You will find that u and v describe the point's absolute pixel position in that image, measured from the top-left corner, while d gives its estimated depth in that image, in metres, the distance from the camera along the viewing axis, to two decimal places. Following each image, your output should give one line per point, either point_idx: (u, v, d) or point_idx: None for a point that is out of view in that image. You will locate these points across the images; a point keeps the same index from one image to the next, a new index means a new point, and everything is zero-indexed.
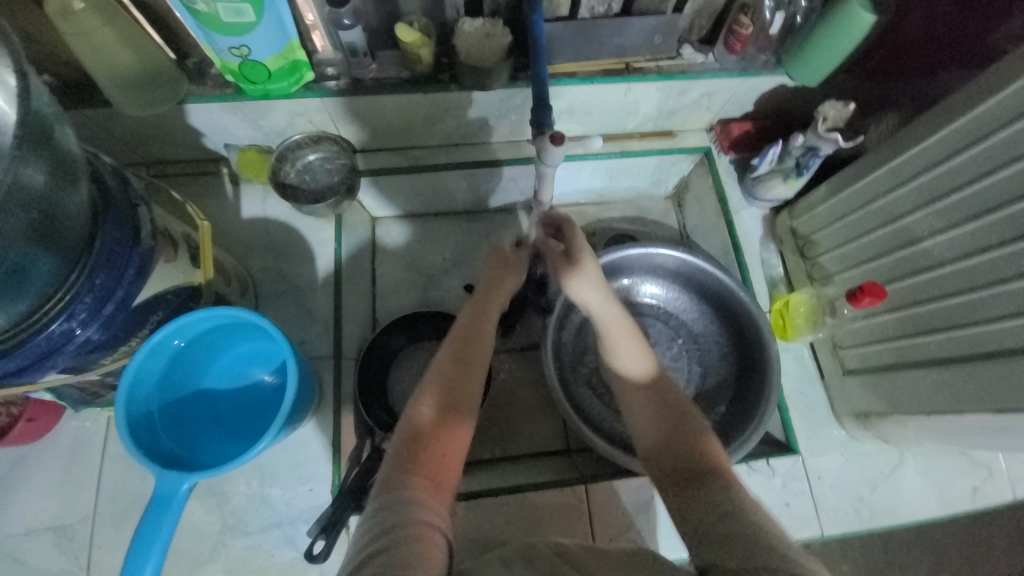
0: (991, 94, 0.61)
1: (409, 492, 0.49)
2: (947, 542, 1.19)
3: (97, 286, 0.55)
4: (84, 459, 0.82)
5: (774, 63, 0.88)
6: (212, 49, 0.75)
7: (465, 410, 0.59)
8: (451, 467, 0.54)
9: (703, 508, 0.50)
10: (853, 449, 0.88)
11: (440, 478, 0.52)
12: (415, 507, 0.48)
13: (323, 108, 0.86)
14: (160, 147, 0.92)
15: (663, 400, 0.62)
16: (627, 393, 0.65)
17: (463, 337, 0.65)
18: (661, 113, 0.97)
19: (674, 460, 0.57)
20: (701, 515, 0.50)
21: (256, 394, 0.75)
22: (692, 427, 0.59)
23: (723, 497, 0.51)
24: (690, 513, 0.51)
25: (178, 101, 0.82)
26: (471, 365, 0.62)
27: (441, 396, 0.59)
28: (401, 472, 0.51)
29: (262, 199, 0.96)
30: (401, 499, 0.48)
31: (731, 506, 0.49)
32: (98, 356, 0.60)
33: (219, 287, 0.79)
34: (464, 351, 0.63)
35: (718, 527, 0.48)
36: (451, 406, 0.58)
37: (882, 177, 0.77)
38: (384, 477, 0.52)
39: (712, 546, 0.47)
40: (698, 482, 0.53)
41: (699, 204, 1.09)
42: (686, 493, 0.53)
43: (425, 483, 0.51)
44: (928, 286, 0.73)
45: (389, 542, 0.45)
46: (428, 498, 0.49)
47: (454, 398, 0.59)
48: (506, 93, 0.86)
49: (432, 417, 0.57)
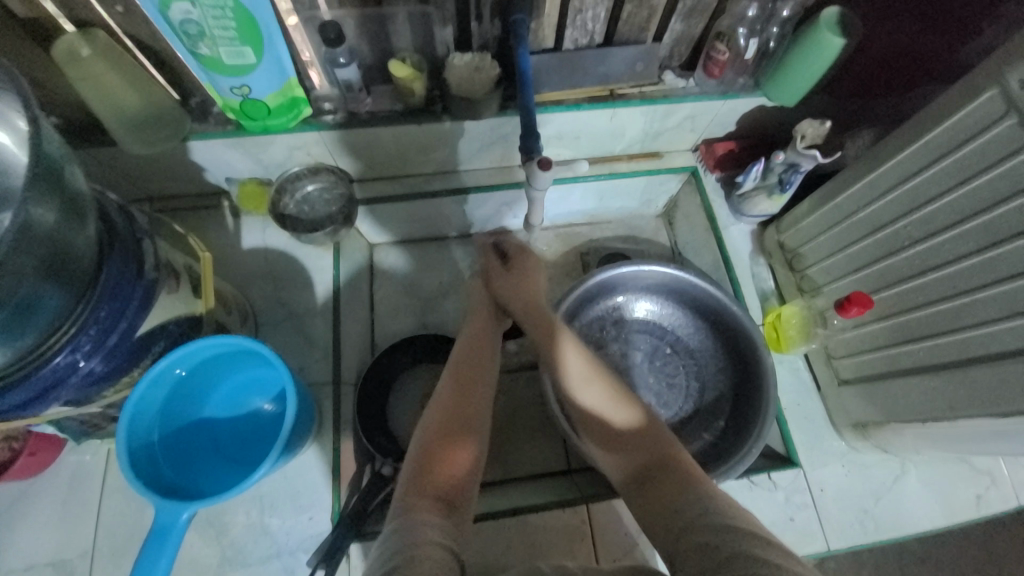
0: (959, 108, 0.65)
1: (418, 512, 0.49)
2: (960, 554, 1.17)
3: (101, 318, 0.56)
4: (84, 494, 0.81)
5: (752, 86, 0.92)
6: (215, 89, 0.78)
7: (470, 431, 0.59)
8: (458, 488, 0.54)
9: (676, 523, 0.52)
10: (854, 460, 0.88)
11: (451, 497, 0.53)
12: (424, 529, 0.48)
13: (321, 141, 0.90)
14: (163, 183, 0.95)
15: (638, 421, 0.64)
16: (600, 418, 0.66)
17: (462, 361, 0.65)
18: (647, 136, 1.00)
19: (650, 475, 0.59)
20: (679, 528, 0.51)
21: (255, 422, 0.75)
22: (669, 446, 0.61)
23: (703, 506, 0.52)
24: (666, 529, 0.53)
25: (182, 139, 0.85)
26: (473, 387, 0.63)
27: (445, 418, 0.59)
28: (411, 492, 0.52)
29: (262, 229, 0.99)
30: (411, 520, 0.48)
31: (704, 513, 0.51)
32: (101, 388, 0.61)
33: (220, 316, 0.80)
34: (467, 374, 0.64)
35: (690, 538, 0.49)
36: (456, 427, 0.59)
37: (862, 190, 0.80)
38: (399, 500, 0.52)
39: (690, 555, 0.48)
40: (674, 496, 0.55)
41: (688, 221, 1.11)
42: (661, 507, 0.55)
43: (435, 506, 0.51)
44: (913, 294, 0.75)
45: (399, 562, 0.44)
46: (439, 519, 0.50)
47: (459, 422, 0.59)
48: (496, 122, 0.89)
49: (435, 438, 0.57)
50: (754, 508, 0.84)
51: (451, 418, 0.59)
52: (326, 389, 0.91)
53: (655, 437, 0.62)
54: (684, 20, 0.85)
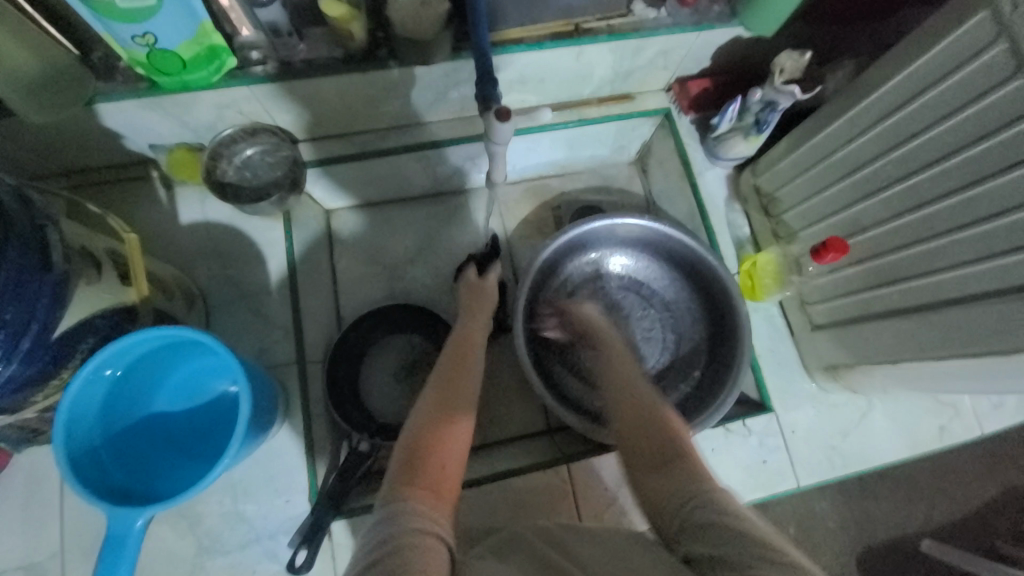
0: (945, 35, 0.60)
1: (407, 499, 0.47)
2: (917, 473, 1.25)
3: (8, 321, 0.49)
4: (42, 496, 0.77)
5: (729, 14, 0.84)
6: (114, 40, 0.67)
7: (459, 417, 0.57)
8: (452, 473, 0.52)
9: (675, 508, 0.50)
10: (823, 401, 0.90)
11: (444, 486, 0.50)
12: (412, 517, 0.46)
13: (251, 97, 0.79)
14: (76, 154, 0.84)
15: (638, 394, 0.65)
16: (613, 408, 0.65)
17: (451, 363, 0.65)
18: (617, 76, 0.93)
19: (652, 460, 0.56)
20: (681, 507, 0.50)
21: (215, 409, 0.71)
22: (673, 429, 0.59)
23: (700, 485, 0.51)
24: (665, 514, 0.51)
25: (86, 102, 0.74)
26: (461, 381, 0.62)
27: (434, 406, 0.58)
28: (399, 480, 0.50)
29: (201, 202, 0.90)
30: (400, 508, 0.46)
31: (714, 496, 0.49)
32: (28, 394, 0.56)
33: (161, 303, 0.74)
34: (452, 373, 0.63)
35: (690, 519, 0.48)
36: (443, 416, 0.56)
37: (842, 128, 0.75)
38: (387, 490, 0.49)
39: (690, 535, 0.47)
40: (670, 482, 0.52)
41: (663, 168, 1.06)
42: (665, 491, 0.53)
43: (427, 493, 0.48)
44: (889, 237, 0.73)
45: (387, 552, 0.43)
46: (429, 507, 0.47)
47: (450, 410, 0.58)
48: (450, 67, 0.80)
49: (427, 423, 0.55)
50: (728, 453, 0.87)
51: (443, 405, 0.58)
52: (292, 368, 0.87)
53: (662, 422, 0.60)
54: None
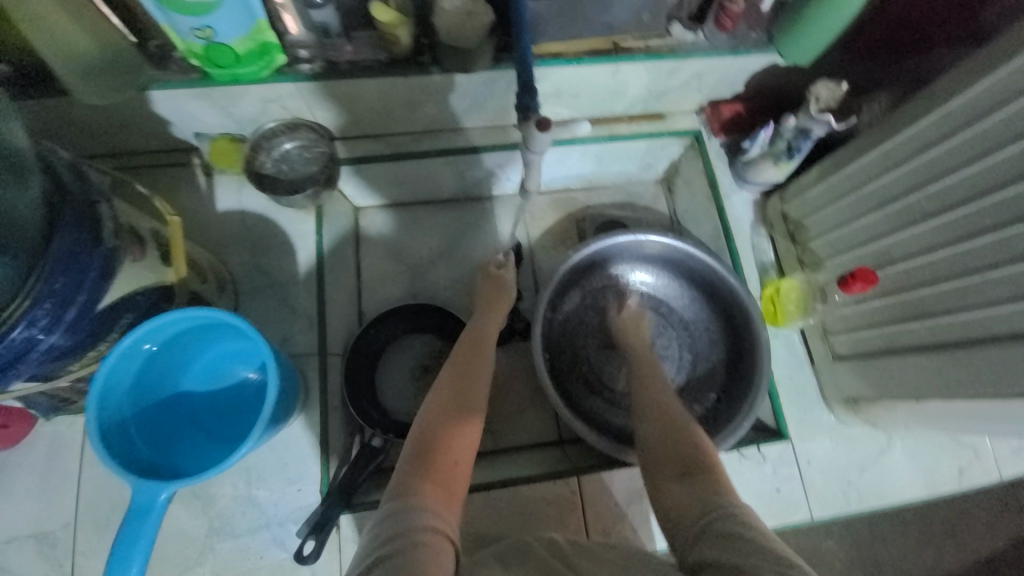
0: (987, 75, 0.60)
1: (418, 494, 0.48)
2: (933, 518, 1.22)
3: (58, 291, 0.51)
4: (63, 465, 0.79)
5: (765, 41, 0.85)
6: (173, 32, 0.70)
7: (466, 414, 0.59)
8: (460, 474, 0.53)
9: (697, 513, 0.50)
10: (842, 433, 0.88)
11: (454, 486, 0.51)
12: (421, 512, 0.46)
13: (296, 94, 0.82)
14: (125, 137, 0.87)
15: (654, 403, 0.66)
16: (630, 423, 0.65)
17: (460, 364, 0.66)
18: (651, 95, 0.94)
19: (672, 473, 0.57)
20: (701, 514, 0.50)
21: (239, 393, 0.72)
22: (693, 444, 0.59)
23: (720, 500, 0.51)
24: (686, 520, 0.51)
25: (141, 88, 0.77)
26: (472, 380, 0.64)
27: (447, 404, 0.59)
28: (409, 476, 0.50)
29: (238, 191, 0.92)
30: (409, 503, 0.47)
31: (728, 508, 0.49)
32: (64, 363, 0.57)
33: (194, 286, 0.76)
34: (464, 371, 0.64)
35: (713, 528, 0.48)
36: (453, 418, 0.57)
37: (875, 160, 0.75)
38: (394, 485, 0.50)
39: (709, 543, 0.47)
40: (689, 493, 0.53)
41: (689, 188, 1.07)
42: (682, 504, 0.53)
43: (437, 491, 0.49)
44: (920, 271, 0.73)
45: (395, 547, 0.44)
46: (437, 502, 0.48)
47: (460, 408, 0.59)
48: (489, 76, 0.82)
49: (439, 422, 0.57)
50: (741, 479, 0.86)
51: (453, 404, 0.59)
52: (312, 359, 0.88)
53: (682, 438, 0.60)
54: None
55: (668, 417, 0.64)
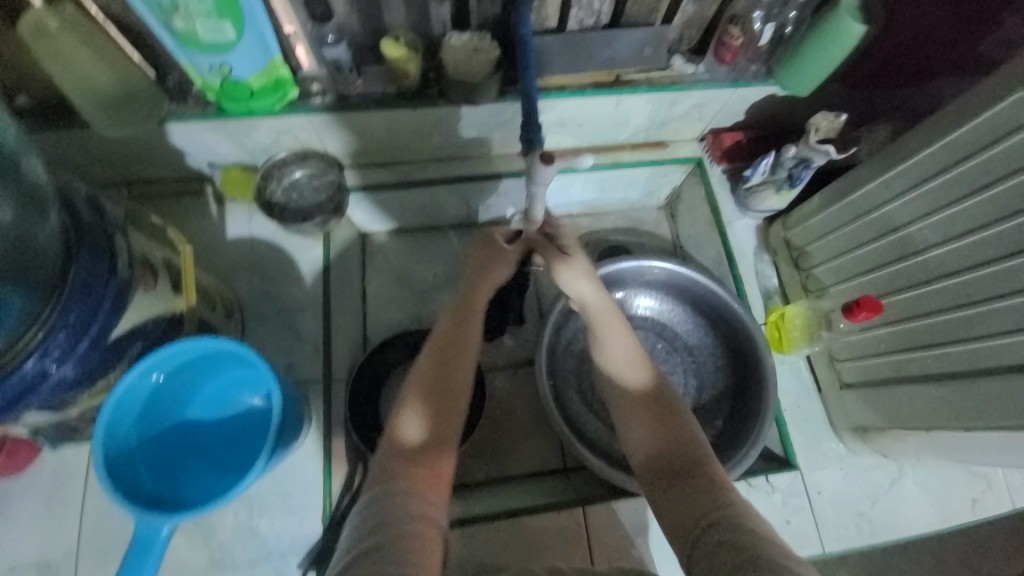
0: (984, 109, 0.61)
1: (405, 484, 0.52)
2: (949, 550, 1.18)
3: (71, 322, 0.52)
4: (67, 493, 0.78)
5: (765, 74, 0.87)
6: (192, 68, 0.73)
7: (451, 403, 0.60)
8: (445, 464, 0.56)
9: (691, 515, 0.53)
10: (851, 463, 0.87)
11: (438, 470, 0.55)
12: (408, 502, 0.51)
13: (307, 125, 0.84)
14: (140, 167, 0.90)
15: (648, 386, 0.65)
16: (617, 401, 0.66)
17: (447, 335, 0.65)
18: (653, 124, 0.96)
19: (660, 457, 0.60)
20: (695, 515, 0.53)
21: (243, 422, 0.72)
22: (682, 427, 0.62)
23: (712, 499, 0.53)
24: (681, 520, 0.54)
25: (158, 121, 0.79)
26: (459, 360, 0.64)
27: (432, 390, 0.61)
28: (395, 464, 0.55)
29: (248, 218, 0.94)
30: (396, 494, 0.51)
31: (719, 511, 0.52)
32: (72, 393, 0.58)
33: (203, 313, 0.77)
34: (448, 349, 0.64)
35: (702, 533, 0.51)
36: (440, 406, 0.60)
37: (876, 189, 0.76)
38: (381, 472, 0.54)
39: (700, 544, 0.50)
40: (682, 488, 0.56)
41: (692, 214, 1.08)
42: (667, 487, 0.57)
43: (425, 484, 0.53)
44: (925, 300, 0.72)
45: (383, 539, 0.47)
46: (425, 494, 0.52)
47: (445, 397, 0.60)
48: (495, 108, 0.85)
49: (422, 416, 0.59)
50: None
51: (438, 392, 0.61)
52: (317, 386, 0.88)
53: (673, 421, 0.62)
54: (696, 2, 0.81)
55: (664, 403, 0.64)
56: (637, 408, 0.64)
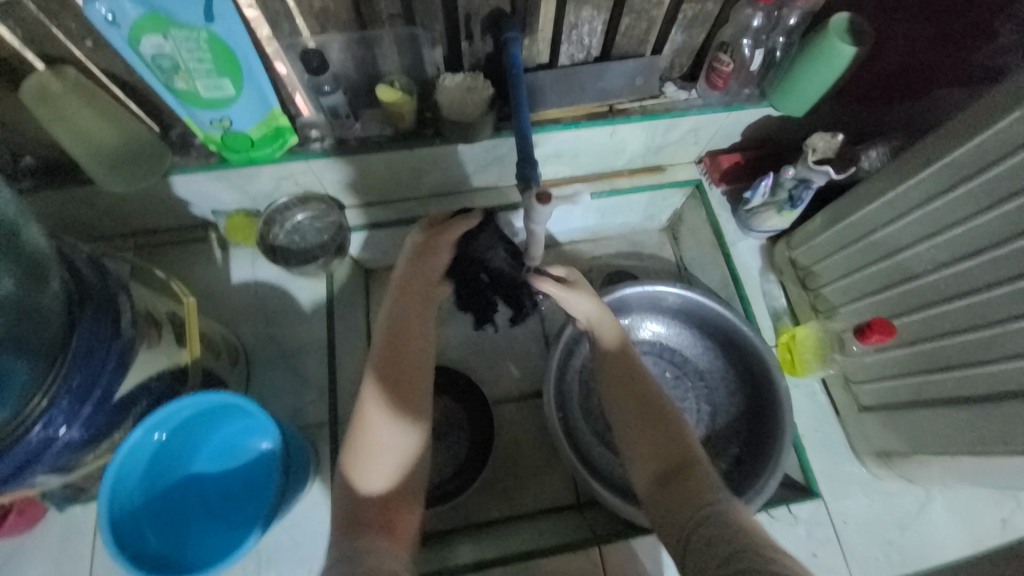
0: (982, 128, 0.60)
1: (366, 538, 0.56)
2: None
3: (75, 386, 0.52)
4: (76, 551, 0.77)
5: (758, 96, 0.88)
6: (193, 123, 0.75)
7: (399, 453, 0.65)
8: (401, 513, 0.62)
9: (686, 511, 0.56)
10: (877, 488, 0.84)
11: (394, 520, 0.61)
12: (375, 552, 0.54)
13: (307, 169, 0.86)
14: (147, 218, 0.92)
15: (633, 389, 0.70)
16: (613, 403, 0.71)
17: (391, 381, 0.67)
18: (649, 150, 0.96)
19: (653, 457, 0.63)
20: (689, 510, 0.56)
21: (247, 474, 0.71)
22: (675, 427, 0.65)
23: (703, 494, 0.57)
24: (676, 517, 0.57)
25: (163, 174, 0.81)
26: (409, 405, 0.67)
27: (377, 445, 0.64)
28: (349, 528, 0.58)
29: (252, 262, 0.95)
30: (360, 546, 0.55)
31: (713, 503, 0.55)
32: (81, 454, 0.58)
33: (207, 362, 0.77)
34: (393, 395, 0.66)
35: (697, 530, 0.53)
36: (392, 455, 0.64)
37: (880, 208, 0.75)
38: (341, 528, 0.58)
39: (698, 537, 0.53)
40: (677, 480, 0.60)
41: (694, 236, 1.07)
42: (661, 485, 0.61)
43: (384, 535, 0.58)
44: (938, 321, 0.71)
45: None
46: (389, 545, 0.56)
47: (393, 450, 0.64)
48: (491, 144, 0.85)
49: (370, 473, 0.62)
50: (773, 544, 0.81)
51: (384, 446, 0.64)
52: (323, 429, 0.87)
53: (664, 423, 0.66)
54: (684, 31, 0.82)
55: (653, 405, 0.68)
56: (632, 410, 0.68)
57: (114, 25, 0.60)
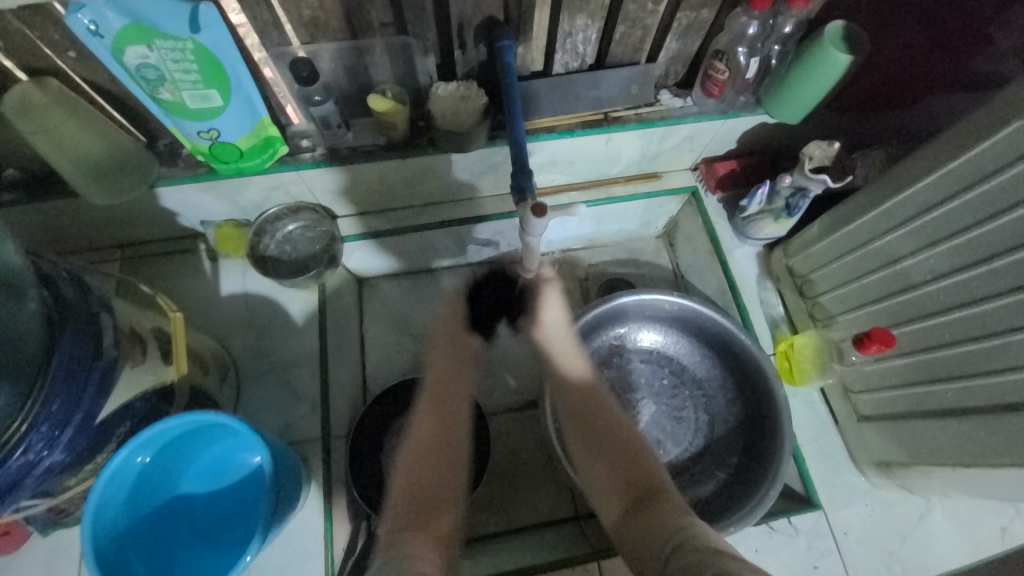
0: (981, 138, 0.60)
1: (406, 543, 0.55)
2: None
3: (54, 412, 0.50)
4: (60, 573, 0.75)
5: (754, 103, 0.87)
6: (181, 134, 0.73)
7: (444, 463, 0.65)
8: (443, 519, 0.60)
9: (657, 538, 0.54)
10: (876, 498, 0.83)
11: (435, 526, 0.58)
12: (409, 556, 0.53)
13: (299, 179, 0.84)
14: (133, 230, 0.90)
15: (600, 427, 0.71)
16: (580, 445, 0.71)
17: (435, 399, 0.71)
18: (645, 157, 0.95)
19: (622, 492, 0.63)
20: (660, 536, 0.54)
21: (236, 494, 0.69)
22: (641, 460, 0.66)
23: (672, 518, 0.56)
24: (648, 546, 0.55)
25: (149, 185, 0.79)
26: (451, 420, 0.69)
27: (424, 457, 0.65)
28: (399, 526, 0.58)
29: (242, 273, 0.94)
30: (399, 551, 0.54)
31: (682, 525, 0.54)
32: (63, 478, 0.56)
33: (195, 378, 0.75)
34: (439, 411, 0.70)
35: (669, 552, 0.51)
36: (438, 465, 0.65)
37: (878, 217, 0.75)
38: (389, 537, 0.57)
39: (670, 559, 0.51)
40: (647, 509, 0.59)
41: (690, 243, 1.06)
42: (631, 517, 0.60)
43: (423, 539, 0.56)
44: (937, 331, 0.70)
45: None
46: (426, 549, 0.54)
47: (439, 460, 0.65)
48: (485, 153, 0.84)
49: (418, 485, 0.63)
50: (774, 556, 0.80)
51: (428, 458, 0.65)
52: (315, 444, 0.85)
53: (631, 458, 0.66)
54: (680, 39, 0.81)
55: (619, 440, 0.69)
56: (596, 452, 0.69)
57: (97, 35, 0.59)
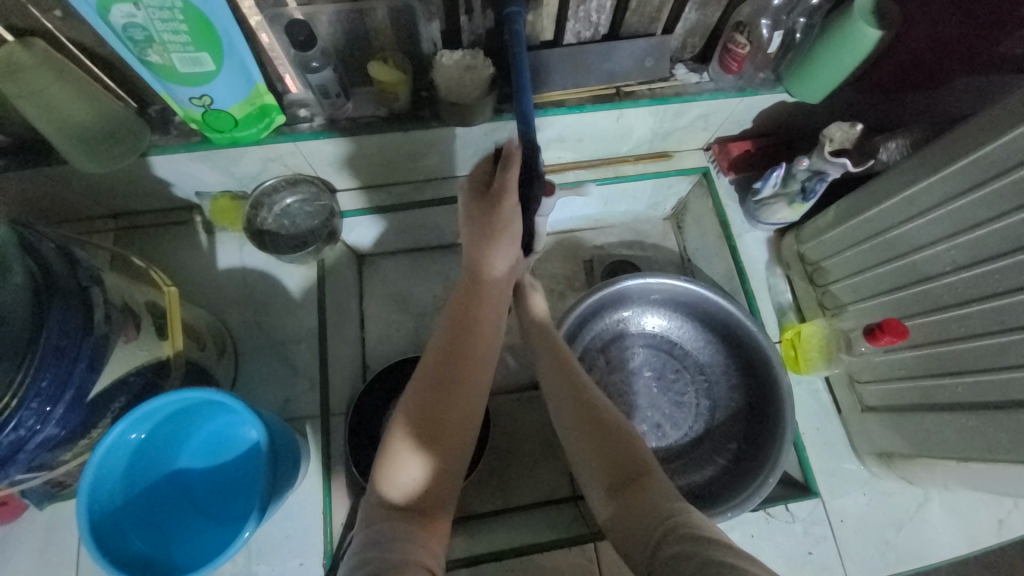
0: (1016, 122, 0.56)
1: (398, 530, 0.48)
2: (990, 560, 1.12)
3: (43, 388, 0.49)
4: (62, 543, 0.76)
5: (774, 80, 0.82)
6: (173, 100, 0.70)
7: (447, 424, 0.55)
8: (435, 498, 0.53)
9: (646, 523, 0.52)
10: (875, 488, 0.83)
11: (428, 506, 0.52)
12: (407, 549, 0.47)
13: (296, 151, 0.81)
14: (127, 200, 0.87)
15: (576, 397, 0.65)
16: (560, 414, 0.66)
17: (447, 348, 0.58)
18: (656, 136, 0.92)
19: (604, 471, 0.59)
20: (651, 524, 0.51)
21: (234, 470, 0.69)
22: (623, 436, 0.61)
23: (663, 504, 0.53)
24: (637, 529, 0.52)
25: (140, 154, 0.76)
26: (465, 375, 0.57)
27: (423, 422, 0.54)
28: (387, 509, 0.51)
29: (239, 247, 0.92)
30: (388, 539, 0.47)
31: (673, 514, 0.51)
32: (59, 452, 0.55)
33: (191, 354, 0.74)
34: (451, 360, 0.58)
35: (661, 540, 0.49)
36: (435, 428, 0.54)
37: (897, 205, 0.72)
38: (372, 519, 0.50)
39: (665, 546, 0.49)
40: (632, 487, 0.56)
41: (699, 226, 1.03)
42: (616, 500, 0.56)
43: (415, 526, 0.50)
44: (953, 325, 0.68)
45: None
46: (419, 538, 0.49)
47: (442, 422, 0.55)
48: (491, 127, 0.81)
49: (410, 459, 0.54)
50: (769, 542, 0.81)
51: (426, 422, 0.54)
52: (313, 422, 0.85)
53: (613, 432, 0.62)
54: (699, 9, 0.76)
55: (600, 412, 0.64)
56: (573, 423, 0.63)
57: None
